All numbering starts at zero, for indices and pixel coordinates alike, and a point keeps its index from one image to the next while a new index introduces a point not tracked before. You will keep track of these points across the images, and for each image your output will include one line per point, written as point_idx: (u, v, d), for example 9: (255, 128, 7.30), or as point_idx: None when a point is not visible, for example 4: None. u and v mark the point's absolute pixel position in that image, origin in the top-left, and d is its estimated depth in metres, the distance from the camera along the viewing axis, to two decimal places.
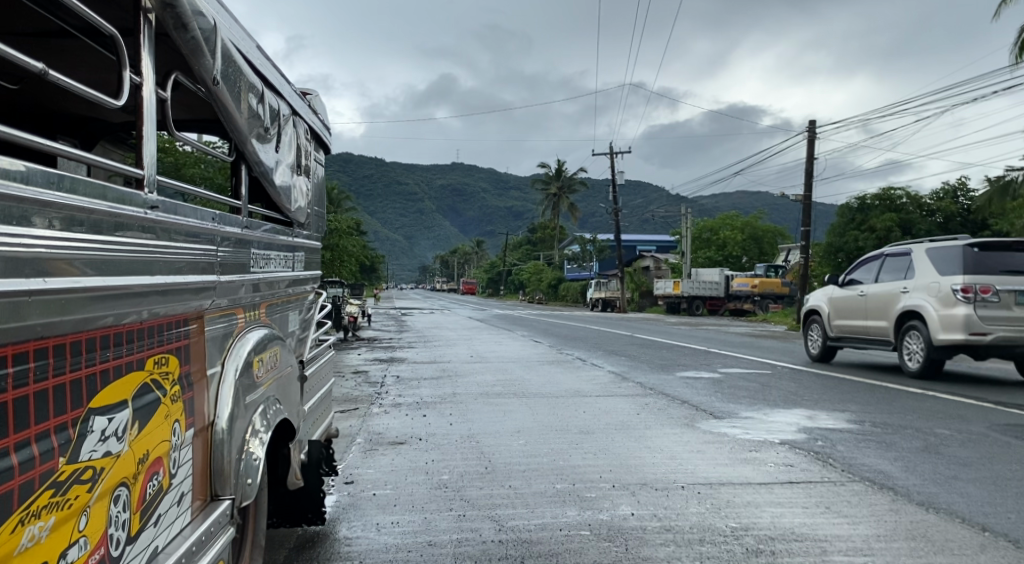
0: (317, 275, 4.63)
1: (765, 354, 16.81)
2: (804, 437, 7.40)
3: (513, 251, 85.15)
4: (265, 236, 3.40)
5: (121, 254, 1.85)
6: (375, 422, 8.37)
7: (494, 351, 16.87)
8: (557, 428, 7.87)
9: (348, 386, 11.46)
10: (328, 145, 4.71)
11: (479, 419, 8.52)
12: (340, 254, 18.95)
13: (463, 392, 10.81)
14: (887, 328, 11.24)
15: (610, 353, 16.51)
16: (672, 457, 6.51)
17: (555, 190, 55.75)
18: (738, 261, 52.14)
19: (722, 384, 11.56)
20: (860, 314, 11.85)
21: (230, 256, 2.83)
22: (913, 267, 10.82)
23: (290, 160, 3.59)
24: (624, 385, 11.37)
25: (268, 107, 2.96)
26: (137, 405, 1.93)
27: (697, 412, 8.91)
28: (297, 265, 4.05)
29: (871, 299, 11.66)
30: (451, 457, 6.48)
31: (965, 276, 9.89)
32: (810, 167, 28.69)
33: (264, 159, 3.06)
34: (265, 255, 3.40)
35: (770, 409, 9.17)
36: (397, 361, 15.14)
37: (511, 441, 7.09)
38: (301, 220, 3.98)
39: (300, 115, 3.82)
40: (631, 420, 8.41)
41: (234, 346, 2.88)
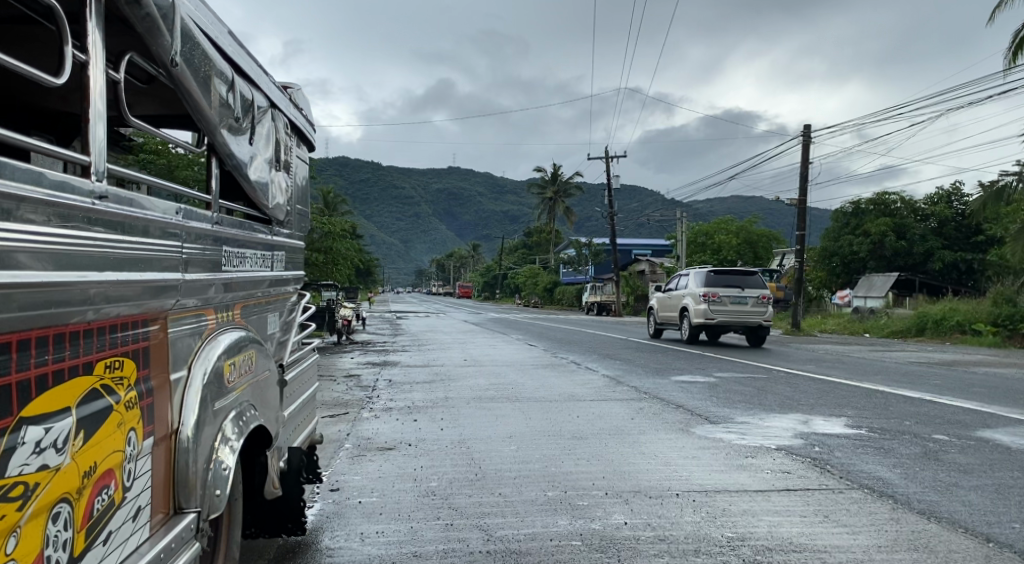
0: (299, 276, 4.48)
1: (760, 358, 16.67)
2: (801, 443, 7.26)
3: (509, 254, 85.04)
4: (240, 234, 3.25)
5: (62, 245, 1.72)
6: (364, 427, 8.21)
7: (488, 355, 16.73)
8: (550, 433, 7.72)
9: (339, 390, 11.30)
10: (310, 141, 4.56)
11: (470, 423, 8.36)
12: (334, 257, 18.64)
13: (455, 396, 10.65)
14: (678, 315, 18.75)
15: (605, 357, 16.36)
16: (667, 464, 6.35)
17: (550, 194, 55.67)
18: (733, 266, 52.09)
19: (718, 388, 11.43)
20: (667, 307, 19.65)
21: (199, 252, 2.68)
22: (696, 281, 17.96)
23: (268, 154, 3.45)
24: (618, 390, 11.23)
25: (240, 96, 2.82)
26: (82, 413, 1.80)
27: (692, 417, 8.77)
28: (276, 265, 3.89)
29: (676, 298, 18.80)
30: (440, 463, 6.33)
31: (707, 286, 17.39)
32: (805, 171, 28.63)
33: (236, 151, 2.92)
34: (240, 253, 3.26)
35: (767, 414, 9.03)
36: (390, 365, 14.99)
37: (502, 447, 6.93)
38: (281, 218, 3.83)
39: (279, 108, 3.67)
40: (625, 424, 8.26)
41: (203, 349, 2.74)
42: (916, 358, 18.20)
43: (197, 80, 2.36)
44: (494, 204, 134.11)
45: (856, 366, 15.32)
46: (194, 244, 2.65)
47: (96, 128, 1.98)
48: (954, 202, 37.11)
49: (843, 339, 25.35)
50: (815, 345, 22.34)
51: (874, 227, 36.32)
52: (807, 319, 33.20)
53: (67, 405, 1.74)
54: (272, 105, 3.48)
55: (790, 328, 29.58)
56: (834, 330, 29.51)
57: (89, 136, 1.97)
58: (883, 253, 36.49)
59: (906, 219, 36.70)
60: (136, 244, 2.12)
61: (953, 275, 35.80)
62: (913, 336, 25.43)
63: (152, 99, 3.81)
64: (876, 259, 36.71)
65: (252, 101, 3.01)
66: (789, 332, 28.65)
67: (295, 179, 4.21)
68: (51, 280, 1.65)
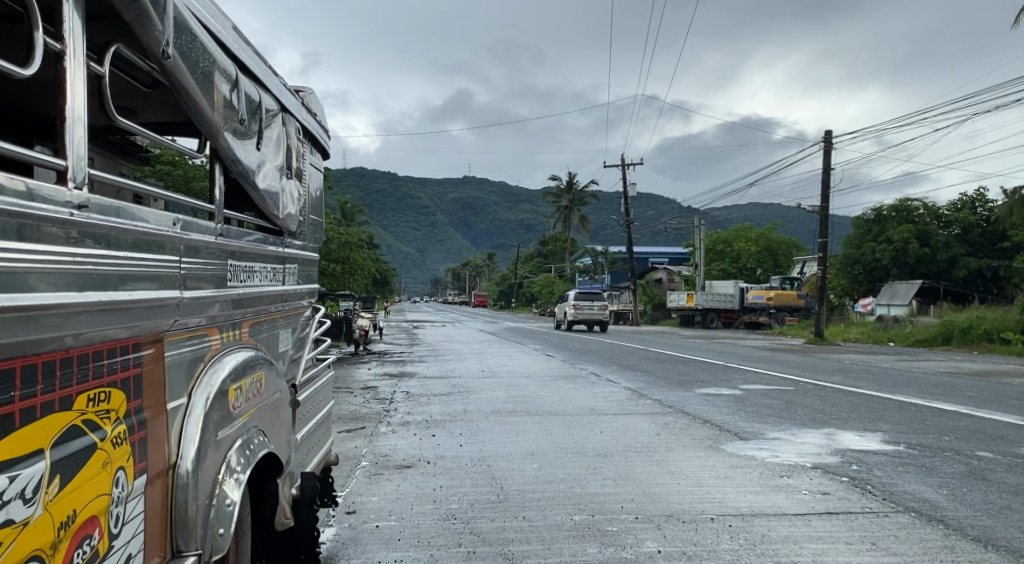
0: (314, 289, 4.26)
1: (785, 369, 16.28)
2: (838, 461, 6.93)
3: (525, 264, 84.87)
4: (248, 246, 3.03)
5: (32, 263, 1.51)
6: (382, 443, 7.96)
7: (506, 366, 16.48)
8: (573, 449, 7.44)
9: (356, 403, 11.10)
10: (324, 148, 4.35)
11: (490, 439, 8.09)
12: (351, 267, 18.45)
13: (474, 409, 10.41)
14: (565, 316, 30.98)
15: (625, 368, 16.06)
16: (699, 484, 6.04)
17: (566, 203, 55.47)
18: (752, 274, 51.48)
19: (744, 401, 11.09)
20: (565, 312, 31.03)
21: (200, 267, 2.47)
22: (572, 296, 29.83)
23: (278, 162, 3.23)
24: (641, 403, 10.93)
25: (246, 98, 2.61)
26: (57, 455, 1.60)
27: (721, 432, 8.45)
28: (288, 278, 3.67)
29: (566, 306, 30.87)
30: (460, 483, 6.07)
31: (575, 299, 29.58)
32: (827, 177, 28.22)
33: (243, 158, 2.71)
34: (249, 267, 3.05)
35: (799, 429, 8.69)
36: (407, 376, 14.78)
37: (524, 466, 6.66)
38: (292, 228, 3.59)
39: (291, 113, 3.46)
40: (651, 441, 7.97)
41: (206, 373, 2.51)
42: (945, 368, 17.73)
43: (194, 79, 2.14)
44: (510, 213, 134.08)
45: (883, 378, 14.89)
46: (195, 256, 2.44)
47: (73, 130, 1.77)
48: (979, 208, 36.34)
49: (867, 349, 24.90)
50: (839, 355, 21.85)
51: (897, 234, 35.92)
52: (831, 327, 32.68)
53: (38, 447, 1.54)
54: (283, 110, 3.28)
55: (813, 338, 29.09)
56: (858, 339, 28.97)
57: (64, 136, 1.76)
58: (906, 259, 35.86)
59: (929, 225, 36.10)
60: (123, 261, 1.90)
61: (978, 283, 34.99)
62: (939, 345, 24.86)
63: (159, 106, 3.69)
64: (899, 267, 36.10)
65: (260, 105, 2.80)
66: (812, 341, 28.17)
67: (307, 188, 4.01)
68: (13, 305, 1.44)
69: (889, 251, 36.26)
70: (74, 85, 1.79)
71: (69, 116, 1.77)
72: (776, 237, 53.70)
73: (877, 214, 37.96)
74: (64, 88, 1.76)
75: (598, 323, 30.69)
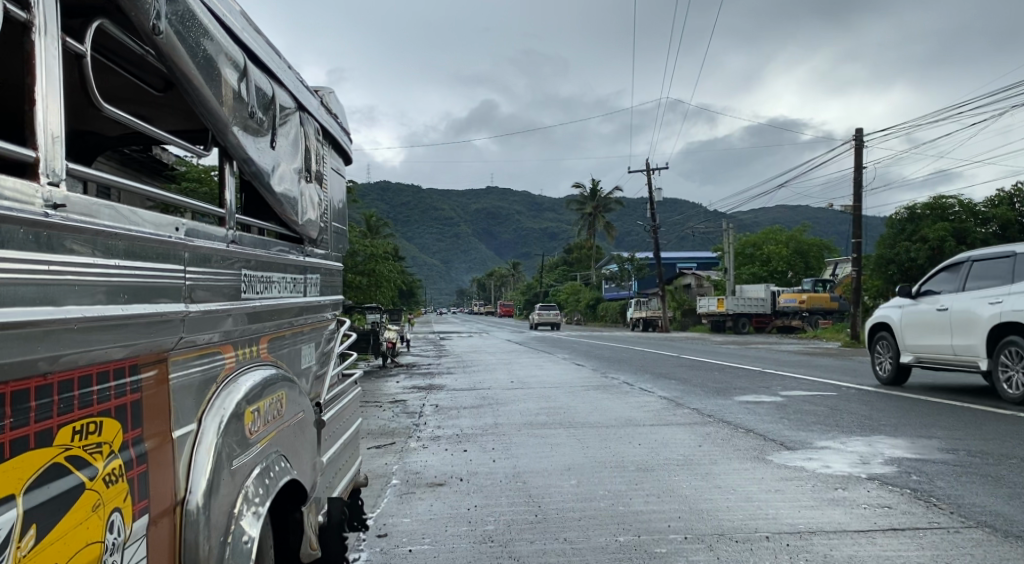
0: (338, 301, 4.03)
1: (823, 373, 15.71)
2: (895, 471, 6.49)
3: (550, 272, 84.56)
4: (265, 256, 2.79)
5: (30, 269, 1.35)
6: (413, 459, 7.69)
7: (536, 376, 16.20)
8: (611, 464, 7.12)
9: (385, 417, 10.88)
10: (345, 151, 4.13)
11: (525, 453, 7.78)
12: (377, 279, 18.17)
13: (506, 421, 10.12)
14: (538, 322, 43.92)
15: (659, 376, 15.61)
16: (750, 500, 5.69)
17: (591, 210, 55.18)
18: (783, 277, 50.52)
19: (787, 409, 10.65)
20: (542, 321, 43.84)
21: (211, 282, 2.22)
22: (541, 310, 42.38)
23: (296, 164, 2.99)
24: (679, 412, 10.55)
25: (257, 90, 2.37)
26: (33, 499, 1.36)
27: (766, 443, 8.03)
28: (310, 289, 3.43)
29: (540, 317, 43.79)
30: (495, 502, 5.77)
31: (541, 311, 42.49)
32: (859, 176, 27.57)
33: (256, 157, 2.46)
34: (267, 278, 2.81)
35: (847, 437, 8.24)
36: (436, 388, 14.52)
37: (562, 482, 6.35)
38: (313, 236, 3.35)
39: (308, 112, 3.22)
40: (694, 453, 7.59)
41: (218, 396, 2.27)
42: None
43: (195, 65, 1.91)
44: (535, 222, 133.78)
45: (929, 381, 14.26)
46: (206, 268, 2.20)
47: (45, 115, 1.51)
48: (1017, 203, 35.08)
49: None
50: None
51: (932, 233, 35.00)
52: None
53: (9, 493, 1.30)
54: (301, 108, 3.05)
55: (848, 340, 28.35)
56: None
57: (34, 123, 1.49)
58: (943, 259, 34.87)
59: (965, 222, 35.04)
60: (124, 271, 1.70)
61: None
62: None
63: (173, 113, 3.51)
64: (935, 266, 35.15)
65: (274, 100, 2.58)
66: (848, 343, 27.46)
67: (329, 193, 3.79)
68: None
69: (924, 250, 35.31)
70: (50, 66, 1.53)
71: (42, 99, 1.51)
72: (806, 239, 52.86)
73: (911, 213, 37.03)
74: (34, 65, 1.48)
75: (555, 325, 43.85)
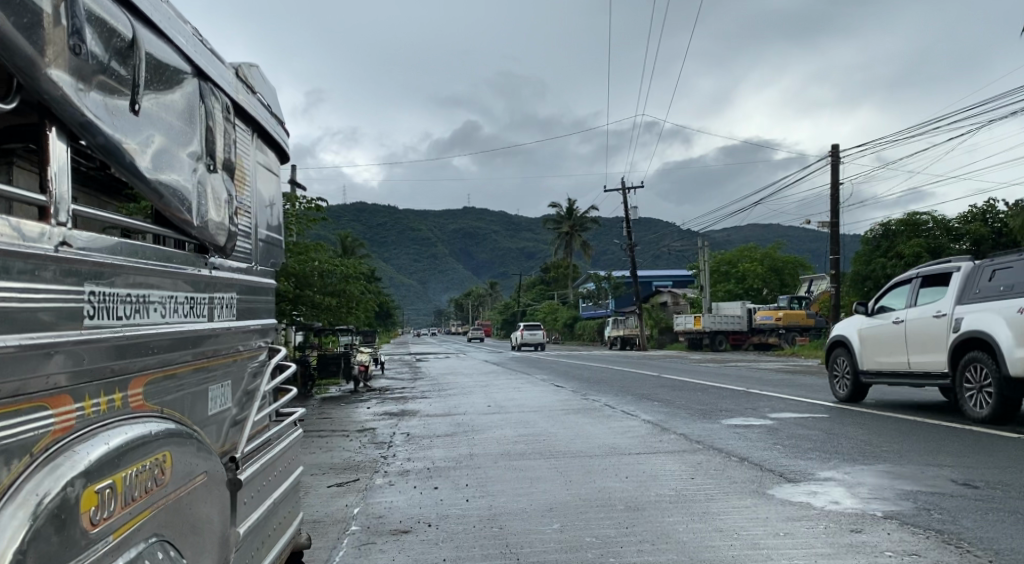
0: (264, 327, 3.26)
1: (809, 393, 15.11)
2: (912, 507, 5.82)
3: (526, 292, 84.13)
4: (139, 268, 2.04)
5: None
6: (377, 500, 6.86)
7: (512, 399, 15.48)
8: (598, 503, 6.38)
9: (350, 448, 10.10)
10: (277, 144, 3.46)
11: (503, 491, 7.01)
12: (348, 300, 17.05)
13: (481, 452, 9.36)
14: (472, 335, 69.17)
15: (641, 398, 14.94)
16: (757, 547, 4.98)
17: (566, 229, 54.74)
18: (758, 294, 50.32)
19: (780, 433, 10.03)
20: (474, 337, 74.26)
21: (12, 302, 1.47)
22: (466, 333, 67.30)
23: (189, 148, 2.27)
24: (665, 439, 9.87)
25: (91, 21, 1.65)
26: None
27: (765, 474, 7.34)
28: (219, 312, 2.67)
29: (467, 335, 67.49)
30: (468, 554, 5.01)
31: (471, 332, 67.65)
32: (836, 192, 27.44)
33: (102, 127, 1.74)
34: (141, 297, 2.05)
35: (850, 466, 7.58)
36: (409, 414, 13.70)
37: (543, 527, 5.61)
38: (223, 244, 2.61)
39: (212, 83, 2.50)
40: (688, 488, 6.87)
41: (28, 478, 1.49)
42: None
43: None
44: (511, 241, 132.90)
45: (920, 401, 13.72)
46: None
47: None
48: (990, 219, 35.07)
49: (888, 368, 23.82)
50: None
51: (907, 249, 34.89)
52: None
53: None
54: (196, 77, 2.36)
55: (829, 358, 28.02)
56: None
57: None
58: None
59: (939, 239, 35.08)
60: None
61: None
62: None
63: None
64: None
65: (137, 49, 1.88)
66: None
67: (252, 191, 3.09)
68: None
69: (900, 266, 35.16)
70: None
71: None
72: (782, 256, 52.94)
73: (886, 230, 36.97)
74: None
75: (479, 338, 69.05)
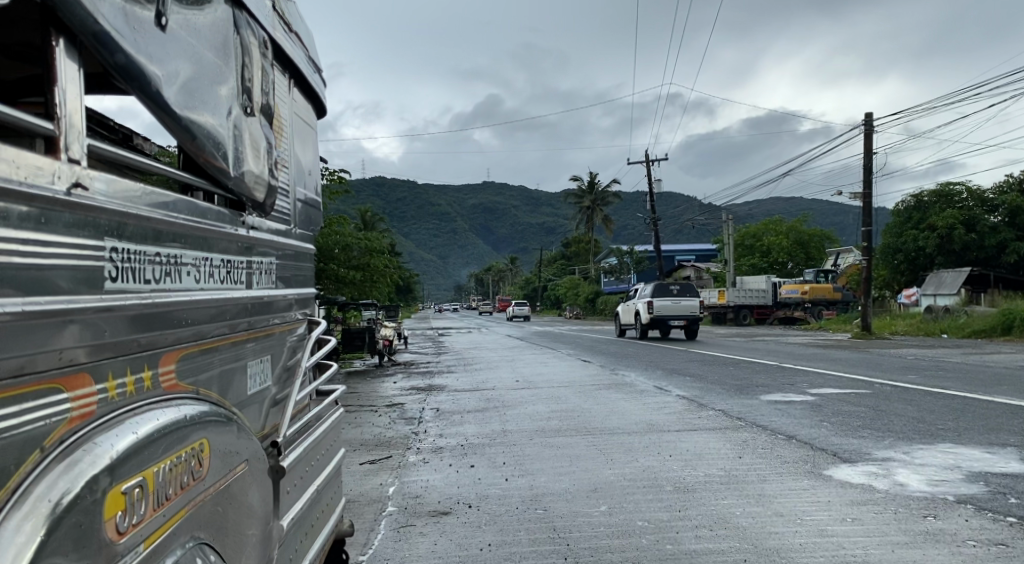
0: (303, 295, 2.94)
1: (846, 368, 14.64)
2: (985, 491, 5.43)
3: (547, 266, 83.64)
4: (170, 221, 1.71)
5: None
6: (412, 479, 6.60)
7: (540, 374, 15.20)
8: (644, 484, 6.05)
9: (379, 424, 9.89)
10: (313, 92, 3.11)
11: (542, 470, 6.72)
12: (372, 274, 16.86)
13: (514, 428, 9.05)
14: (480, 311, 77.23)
15: (672, 373, 14.60)
16: (824, 534, 4.64)
17: (588, 203, 53.87)
18: (784, 268, 49.41)
19: (824, 409, 9.64)
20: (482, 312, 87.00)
21: (10, 257, 1.14)
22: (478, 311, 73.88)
23: (223, 85, 1.93)
24: (702, 415, 9.53)
25: None
26: None
27: (817, 454, 6.97)
28: (258, 278, 2.35)
29: None
30: (515, 538, 4.73)
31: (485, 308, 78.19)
32: (869, 161, 26.58)
33: (117, 37, 1.39)
34: (173, 256, 1.72)
35: (907, 446, 7.18)
36: (436, 389, 13.45)
37: (589, 510, 5.31)
38: (262, 200, 2.28)
39: (247, 11, 2.14)
40: (738, 468, 6.51)
41: (36, 480, 1.17)
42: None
43: None
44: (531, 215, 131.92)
45: (963, 376, 13.21)
46: None
47: None
48: None
49: (922, 342, 23.19)
50: (899, 351, 19.89)
51: (940, 221, 33.93)
52: (875, 320, 30.80)
53: None
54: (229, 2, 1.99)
55: (860, 331, 27.35)
56: (906, 333, 26.98)
57: None
58: (952, 247, 33.79)
59: (973, 210, 34.12)
60: None
61: None
62: (1000, 336, 22.87)
63: None
64: (944, 255, 33.95)
65: None
66: (860, 333, 26.41)
67: (289, 144, 2.77)
68: None
69: (933, 238, 34.18)
70: None
71: None
72: (807, 229, 51.94)
73: (918, 201, 35.92)
74: None
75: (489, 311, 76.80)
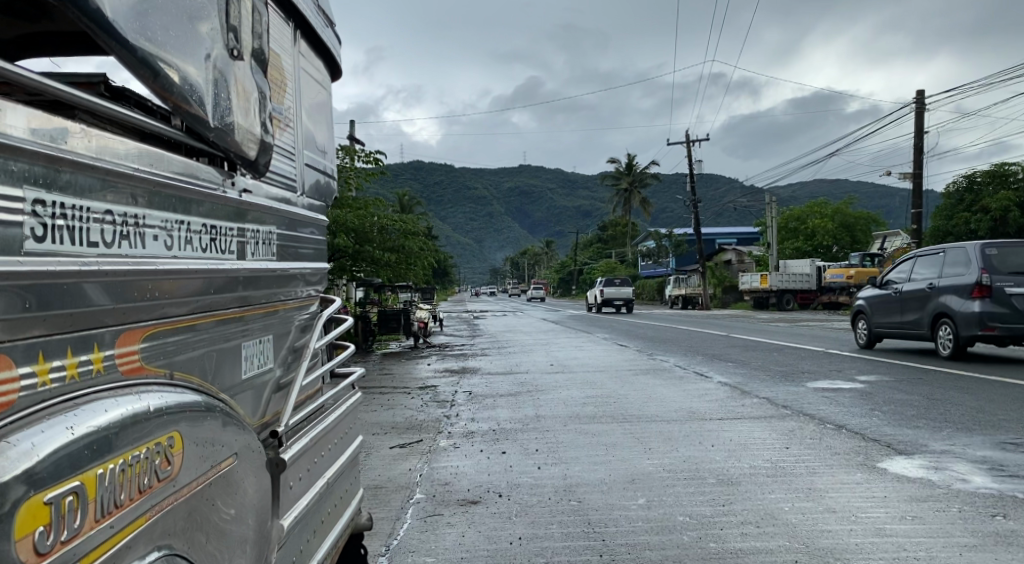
0: (312, 271, 2.69)
1: (896, 354, 14.01)
2: None
3: (585, 250, 83.14)
4: (127, 173, 1.45)
5: None
6: (443, 465, 6.39)
7: (575, 358, 14.92)
8: (685, 475, 5.73)
9: (410, 406, 9.75)
10: (324, 48, 2.84)
11: (577, 458, 6.44)
12: (406, 256, 16.57)
13: (547, 414, 8.77)
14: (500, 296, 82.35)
15: (712, 358, 14.17)
16: (882, 534, 4.27)
17: (626, 185, 52.94)
18: (828, 252, 47.98)
19: (874, 398, 9.17)
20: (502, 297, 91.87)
21: None
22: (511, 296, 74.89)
23: (195, 18, 1.66)
24: (745, 403, 9.14)
25: None
26: None
27: (871, 445, 6.55)
28: (253, 248, 2.09)
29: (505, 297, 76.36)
30: (548, 532, 4.46)
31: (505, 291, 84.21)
32: (920, 141, 25.53)
33: None
34: (131, 216, 1.47)
35: (967, 438, 6.72)
36: (469, 372, 13.26)
37: (626, 503, 5.02)
38: (253, 159, 2.01)
39: None
40: (786, 460, 6.12)
41: None
42: None
43: None
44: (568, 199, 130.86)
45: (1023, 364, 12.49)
46: None
47: None
48: None
49: None
50: None
51: (994, 203, 32.48)
52: None
53: None
54: None
55: None
56: None
57: None
58: (1006, 230, 32.32)
59: None
60: None
61: None
62: None
63: None
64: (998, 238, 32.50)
65: None
66: None
67: (294, 101, 2.53)
68: None
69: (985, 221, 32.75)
70: None
71: None
72: (853, 212, 50.43)
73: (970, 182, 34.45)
74: None
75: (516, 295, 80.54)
